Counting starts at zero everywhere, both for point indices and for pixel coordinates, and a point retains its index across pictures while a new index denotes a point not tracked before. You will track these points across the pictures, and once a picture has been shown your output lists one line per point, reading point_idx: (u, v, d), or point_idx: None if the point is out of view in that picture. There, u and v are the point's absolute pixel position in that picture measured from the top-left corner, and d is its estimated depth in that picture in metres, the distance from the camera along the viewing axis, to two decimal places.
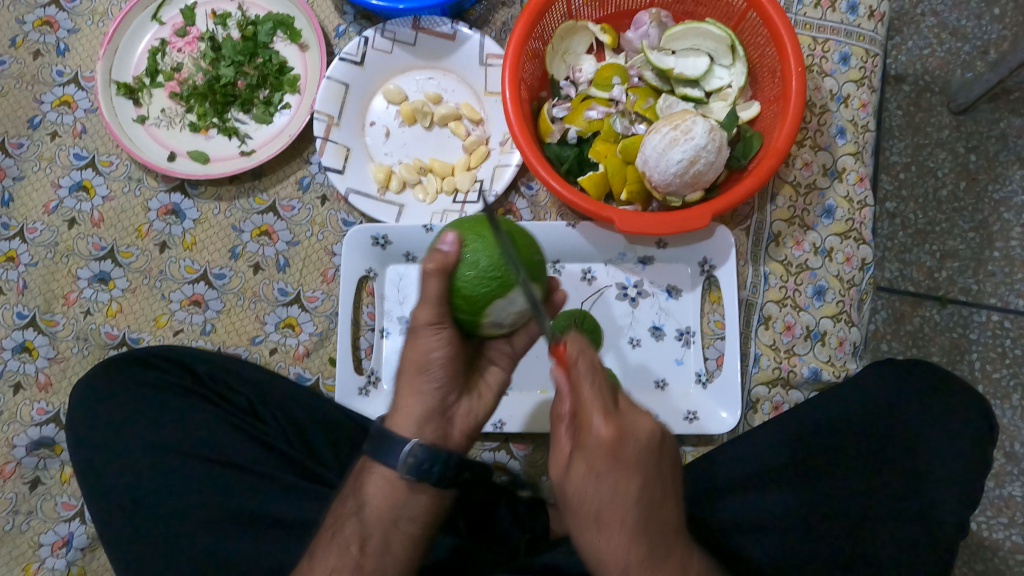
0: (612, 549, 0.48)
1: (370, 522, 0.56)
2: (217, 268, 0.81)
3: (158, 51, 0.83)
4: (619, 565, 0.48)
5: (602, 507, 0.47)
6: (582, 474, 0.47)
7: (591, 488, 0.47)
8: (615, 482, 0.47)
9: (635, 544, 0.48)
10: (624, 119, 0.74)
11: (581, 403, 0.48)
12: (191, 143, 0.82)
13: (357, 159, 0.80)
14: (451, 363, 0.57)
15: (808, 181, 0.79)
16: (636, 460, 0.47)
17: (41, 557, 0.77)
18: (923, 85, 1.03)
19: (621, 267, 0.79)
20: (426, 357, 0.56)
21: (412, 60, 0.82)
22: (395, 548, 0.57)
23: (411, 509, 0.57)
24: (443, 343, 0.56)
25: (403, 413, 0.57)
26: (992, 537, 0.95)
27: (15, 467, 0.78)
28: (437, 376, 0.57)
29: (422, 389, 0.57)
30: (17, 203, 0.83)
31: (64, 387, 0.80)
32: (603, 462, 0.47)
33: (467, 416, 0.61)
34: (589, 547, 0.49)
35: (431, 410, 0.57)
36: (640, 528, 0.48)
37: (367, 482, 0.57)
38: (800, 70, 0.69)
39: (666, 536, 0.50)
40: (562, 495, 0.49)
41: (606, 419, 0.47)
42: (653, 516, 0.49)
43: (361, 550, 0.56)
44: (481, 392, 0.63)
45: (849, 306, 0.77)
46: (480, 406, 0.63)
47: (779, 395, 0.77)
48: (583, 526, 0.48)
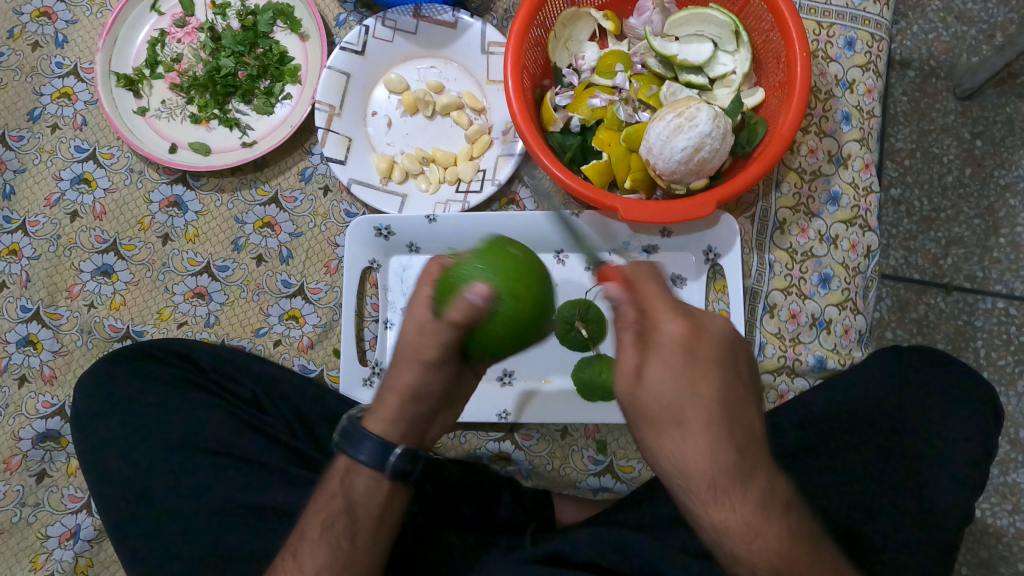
0: (697, 454, 0.45)
1: (360, 516, 0.57)
2: (220, 260, 0.81)
3: (157, 42, 0.83)
4: (708, 474, 0.45)
5: (682, 403, 0.45)
6: (656, 372, 0.46)
7: (668, 382, 0.46)
8: (692, 376, 0.46)
9: (724, 447, 0.45)
10: (628, 107, 0.73)
11: (646, 305, 0.49)
12: (193, 134, 0.82)
13: (359, 149, 0.79)
14: (441, 391, 0.61)
15: (813, 168, 0.78)
16: (710, 357, 0.47)
17: (49, 549, 0.77)
18: (929, 70, 1.02)
19: (626, 257, 0.79)
20: (411, 382, 0.59)
21: (413, 49, 0.81)
22: (381, 541, 0.58)
23: (394, 502, 0.59)
24: (443, 379, 0.59)
25: (378, 417, 0.59)
26: (996, 524, 0.95)
27: (21, 459, 0.79)
28: (419, 399, 0.60)
29: (413, 415, 0.60)
30: (19, 196, 0.83)
31: (69, 379, 0.80)
32: (677, 356, 0.46)
33: (442, 427, 0.66)
34: (671, 459, 0.46)
35: (419, 431, 0.61)
36: (726, 429, 0.45)
37: (354, 481, 0.58)
38: (805, 55, 0.68)
39: (753, 449, 0.46)
40: (638, 405, 0.47)
41: (676, 318, 0.47)
42: (738, 420, 0.46)
43: (351, 544, 0.57)
44: (455, 402, 0.67)
45: (855, 294, 0.77)
46: (451, 414, 0.67)
47: (783, 383, 0.77)
48: (663, 432, 0.46)
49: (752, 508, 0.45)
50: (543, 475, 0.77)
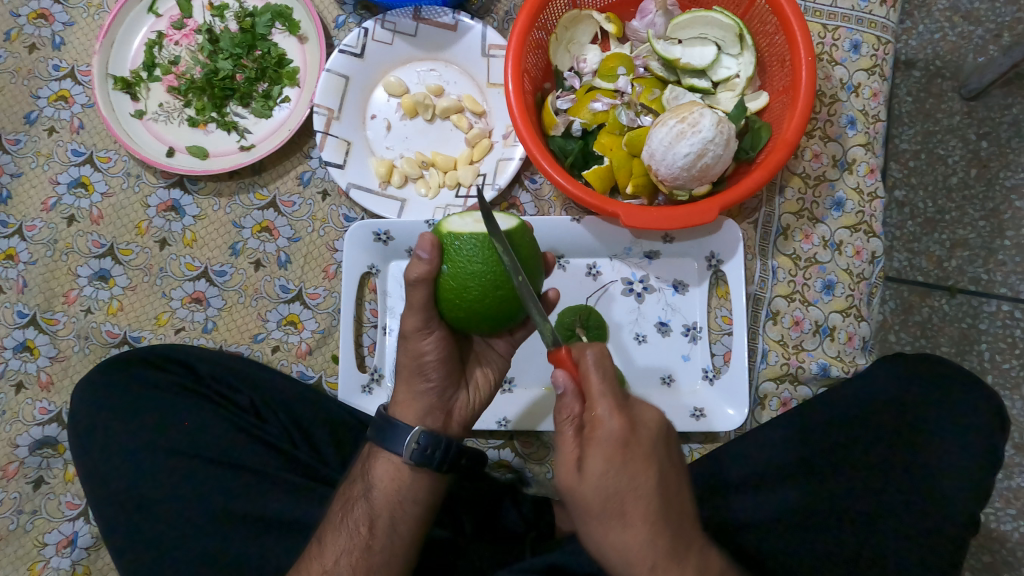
0: (634, 546, 0.46)
1: (378, 503, 0.57)
2: (218, 265, 0.80)
3: (155, 44, 0.82)
4: (649, 561, 0.47)
5: (624, 499, 0.46)
6: (598, 469, 0.46)
7: (611, 481, 0.46)
8: (632, 474, 0.46)
9: (660, 535, 0.47)
10: (630, 111, 0.71)
11: (591, 395, 0.48)
12: (190, 138, 0.81)
13: (358, 153, 0.79)
14: (444, 362, 0.58)
15: (817, 173, 0.77)
16: (648, 446, 0.48)
17: (47, 556, 0.77)
18: (934, 70, 1.01)
19: (627, 262, 0.78)
20: (418, 359, 0.58)
21: (413, 52, 0.80)
22: (402, 530, 0.57)
23: (415, 492, 0.58)
24: (435, 343, 0.57)
25: (403, 403, 0.59)
26: (1000, 529, 0.94)
27: (18, 467, 0.78)
28: (433, 378, 0.59)
29: (419, 390, 0.59)
30: (15, 200, 0.82)
31: (66, 385, 0.79)
32: (617, 454, 0.46)
33: (467, 408, 0.63)
34: (615, 547, 0.47)
35: (430, 406, 0.59)
36: (661, 517, 0.47)
37: (374, 466, 0.58)
38: (810, 60, 0.67)
39: (685, 530, 0.49)
40: (577, 498, 0.47)
41: (618, 409, 0.47)
42: (672, 504, 0.48)
43: (370, 531, 0.56)
44: (479, 385, 0.64)
45: (859, 301, 0.76)
46: (476, 399, 0.64)
47: (786, 391, 0.76)
48: (605, 524, 0.47)
49: None
50: (544, 484, 0.77)
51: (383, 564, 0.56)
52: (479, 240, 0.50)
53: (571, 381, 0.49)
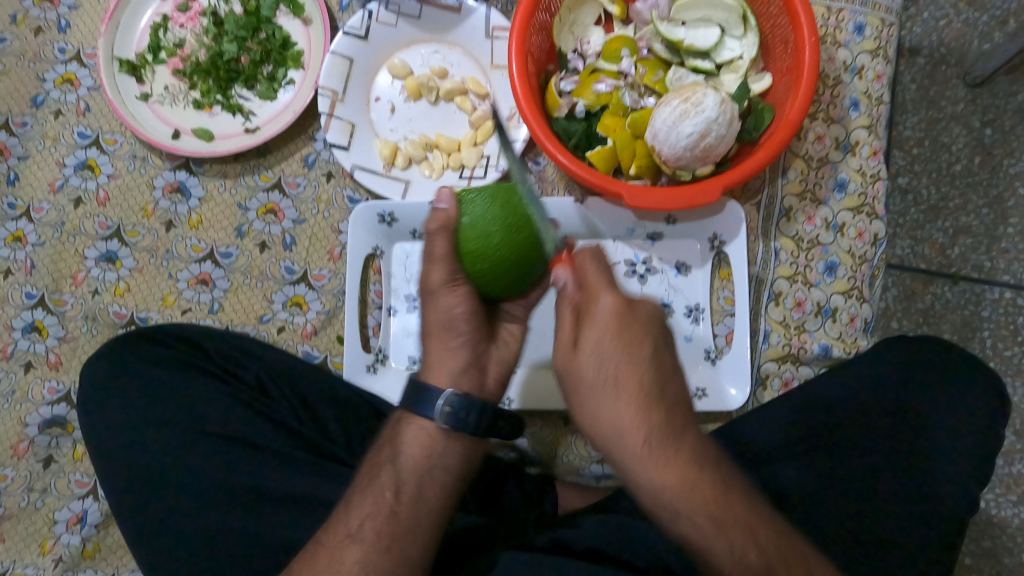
0: (625, 411, 0.48)
1: (407, 470, 0.57)
2: (223, 246, 0.81)
3: (160, 27, 0.82)
4: (641, 430, 0.47)
5: (615, 368, 0.49)
6: (593, 342, 0.50)
7: (604, 352, 0.49)
8: (623, 342, 0.49)
9: (651, 404, 0.48)
10: (633, 92, 0.73)
11: (588, 283, 0.52)
12: (196, 120, 0.82)
13: (362, 135, 0.79)
14: (474, 316, 0.59)
15: (820, 155, 0.77)
16: (641, 324, 0.50)
17: (57, 533, 0.78)
18: (938, 57, 1.00)
19: (631, 244, 0.78)
20: (448, 314, 0.58)
21: (417, 34, 0.81)
22: (428, 497, 0.57)
23: (447, 459, 0.58)
24: (462, 297, 0.58)
25: (437, 368, 0.59)
26: (1000, 514, 0.93)
27: (28, 445, 0.79)
28: (464, 331, 0.59)
29: (452, 347, 0.59)
30: (23, 182, 0.83)
31: (75, 365, 0.80)
32: (610, 322, 0.50)
33: (499, 364, 0.63)
34: (608, 419, 0.48)
35: (465, 364, 0.59)
36: (653, 389, 0.48)
37: (404, 432, 0.58)
38: (814, 41, 0.67)
39: (683, 414, 0.50)
40: (573, 371, 0.51)
41: (611, 292, 0.51)
42: (665, 383, 0.49)
43: (396, 497, 0.56)
44: (507, 340, 0.64)
45: (861, 282, 0.76)
46: (506, 354, 0.64)
47: (788, 371, 0.77)
48: (598, 392, 0.49)
49: (685, 464, 0.48)
50: (548, 463, 0.78)
51: (410, 530, 0.56)
52: (489, 195, 0.55)
53: (570, 274, 0.53)
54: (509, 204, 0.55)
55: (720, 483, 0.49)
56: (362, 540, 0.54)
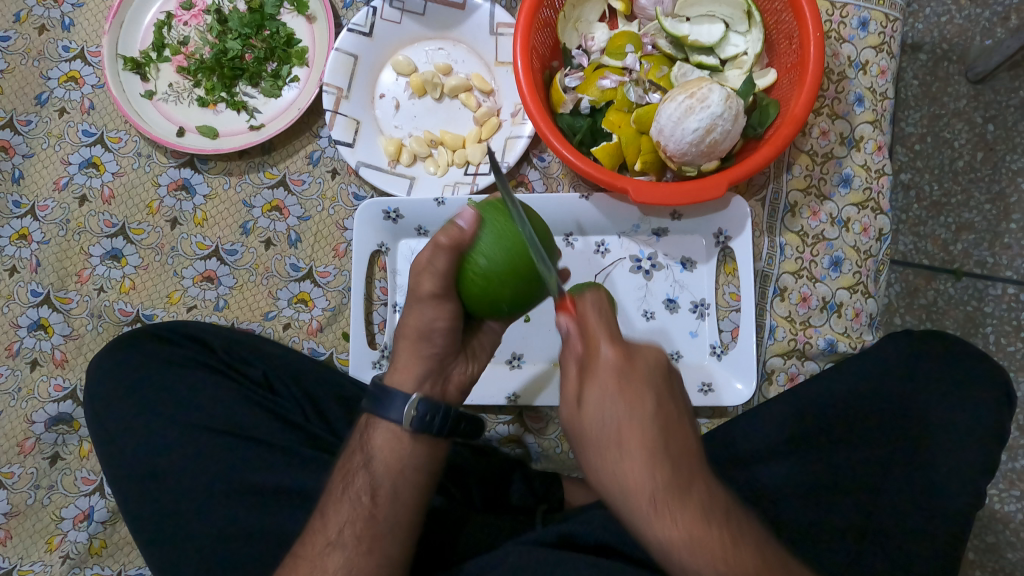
0: (630, 470, 0.45)
1: (379, 471, 0.57)
2: (229, 243, 0.81)
3: (163, 25, 0.82)
4: (647, 489, 0.45)
5: (619, 426, 0.46)
6: (595, 399, 0.48)
7: (607, 407, 0.47)
8: (626, 395, 0.47)
9: (659, 462, 0.45)
10: (638, 88, 0.73)
11: (590, 334, 0.51)
12: (200, 118, 0.82)
13: (367, 132, 0.79)
14: (451, 330, 0.60)
15: (825, 151, 0.77)
16: (644, 375, 0.48)
17: (64, 530, 0.78)
18: (940, 53, 1.00)
19: (636, 240, 0.78)
20: (429, 324, 0.59)
21: (421, 30, 0.81)
22: (404, 497, 0.57)
23: (417, 459, 0.58)
24: (447, 312, 0.59)
25: (403, 370, 0.60)
26: (1004, 509, 0.93)
27: (34, 443, 0.79)
28: (439, 342, 0.60)
29: (424, 354, 0.60)
30: (28, 180, 0.83)
31: (81, 363, 0.80)
32: (612, 377, 0.48)
33: (463, 377, 0.65)
34: (615, 478, 0.46)
35: (431, 372, 0.61)
36: (660, 445, 0.46)
37: (372, 436, 0.58)
38: (819, 36, 0.67)
39: (693, 464, 0.47)
40: (579, 430, 0.49)
41: (612, 344, 0.49)
42: (672, 436, 0.47)
43: (373, 499, 0.56)
44: (476, 354, 0.66)
45: (866, 277, 0.76)
46: (474, 366, 0.66)
47: (793, 366, 0.77)
48: (602, 450, 0.47)
49: (695, 521, 0.45)
50: (553, 458, 0.78)
51: (389, 530, 0.56)
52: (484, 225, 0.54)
53: (571, 322, 0.52)
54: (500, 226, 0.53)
55: (732, 542, 0.45)
56: (343, 545, 0.55)
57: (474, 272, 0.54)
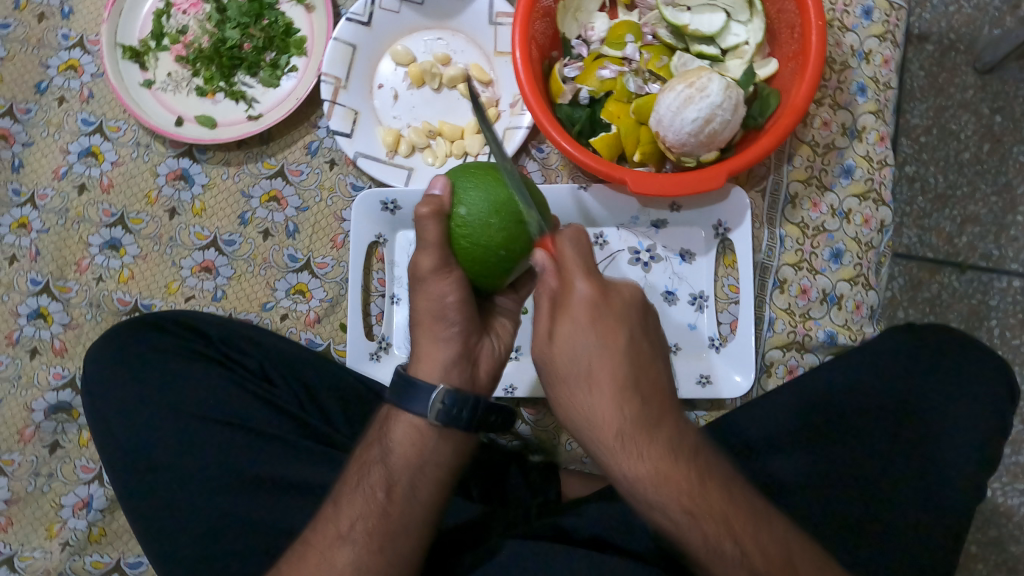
0: (598, 404, 0.50)
1: (397, 468, 0.57)
2: (227, 233, 0.81)
3: (163, 13, 0.82)
4: (614, 424, 0.50)
5: (589, 359, 0.51)
6: (568, 334, 0.52)
7: (579, 340, 0.51)
8: (599, 333, 0.51)
9: (626, 397, 0.50)
10: (638, 79, 0.72)
11: (565, 268, 0.53)
12: (199, 107, 0.81)
13: (365, 122, 0.79)
14: (465, 305, 0.60)
15: (826, 141, 0.77)
16: (615, 310, 0.52)
17: (63, 517, 0.78)
18: (947, 44, 0.97)
19: (634, 232, 0.78)
20: (439, 302, 0.59)
21: (420, 20, 0.80)
22: (421, 495, 0.57)
23: (439, 456, 0.58)
24: (455, 285, 0.59)
25: (428, 359, 0.60)
26: (1006, 503, 0.91)
27: (34, 431, 0.80)
28: (455, 322, 0.60)
29: (443, 336, 0.60)
30: (27, 168, 0.83)
31: (80, 352, 0.80)
32: (584, 315, 0.52)
33: (492, 358, 0.64)
34: (584, 411, 0.51)
35: (457, 356, 0.60)
36: (629, 384, 0.51)
37: (393, 429, 0.58)
38: (821, 25, 0.66)
39: (659, 394, 0.52)
40: (550, 363, 0.52)
41: (586, 279, 0.53)
42: (639, 373, 0.51)
43: (388, 496, 0.56)
44: (498, 333, 0.66)
45: (867, 269, 0.76)
46: (500, 346, 0.66)
47: (793, 358, 0.76)
48: (574, 383, 0.51)
49: (659, 454, 0.50)
50: (551, 450, 0.77)
51: (402, 528, 0.56)
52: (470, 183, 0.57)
53: (549, 259, 0.54)
54: (486, 179, 0.56)
55: (698, 475, 0.50)
56: (354, 541, 0.55)
57: (457, 226, 0.56)
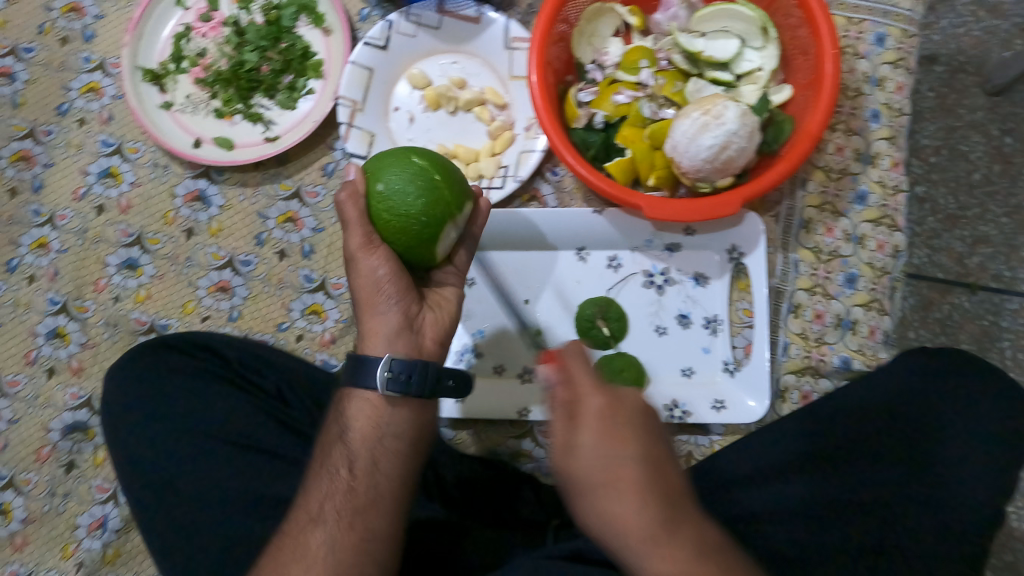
0: (623, 510, 0.45)
1: (356, 443, 0.57)
2: (243, 254, 0.81)
3: (182, 36, 0.83)
4: (641, 523, 0.45)
5: (608, 465, 0.46)
6: (583, 440, 0.48)
7: (596, 445, 0.47)
8: (615, 435, 0.47)
9: (650, 501, 0.45)
10: (653, 104, 0.73)
11: (575, 381, 0.51)
12: (216, 129, 0.82)
13: (381, 145, 0.80)
14: (398, 276, 0.57)
15: (840, 167, 0.77)
16: (632, 410, 0.49)
17: (78, 538, 0.79)
18: (957, 65, 0.96)
19: (649, 255, 0.78)
20: (373, 276, 0.56)
21: (436, 44, 0.81)
22: (384, 468, 0.57)
23: (395, 426, 0.57)
24: (382, 257, 0.56)
25: (372, 334, 0.58)
26: None
27: (51, 450, 0.80)
28: (390, 292, 0.57)
29: (382, 308, 0.58)
30: (48, 189, 0.84)
31: (96, 372, 0.81)
32: (596, 420, 0.48)
33: (437, 326, 0.61)
34: (607, 520, 0.46)
35: (399, 325, 0.58)
36: (651, 489, 0.46)
37: (348, 406, 0.58)
38: (836, 53, 0.67)
39: (681, 500, 0.47)
40: (570, 475, 0.48)
41: (597, 392, 0.49)
42: (662, 478, 0.47)
43: (352, 474, 0.56)
44: (441, 304, 0.63)
45: (882, 294, 0.76)
46: (444, 317, 0.63)
47: (807, 384, 0.76)
48: (596, 493, 0.46)
49: (691, 556, 0.45)
50: None
51: (370, 502, 0.56)
52: (379, 165, 0.56)
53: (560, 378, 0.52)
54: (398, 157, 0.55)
55: (727, 572, 0.46)
56: (325, 521, 0.56)
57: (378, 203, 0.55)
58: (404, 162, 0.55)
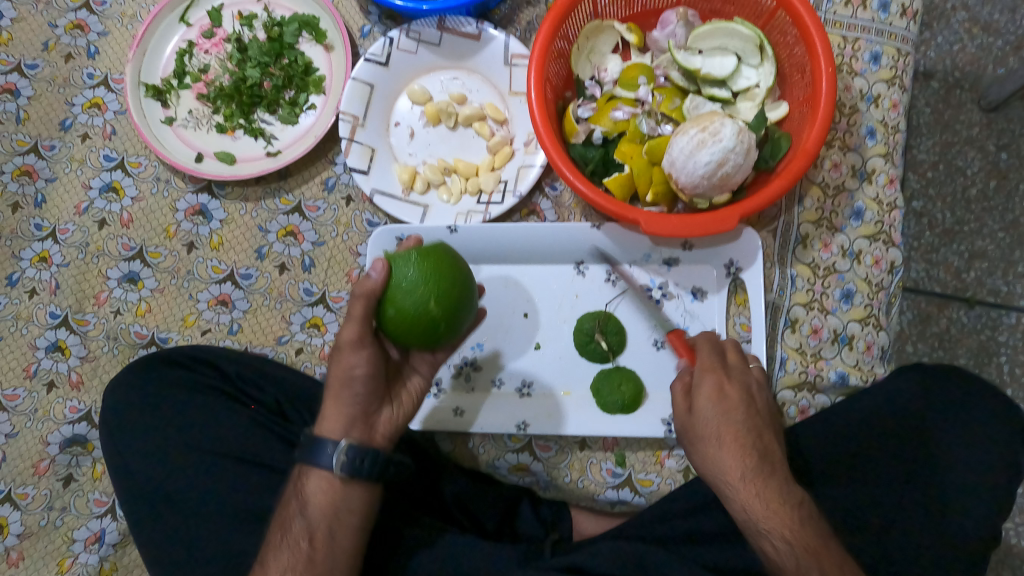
0: (727, 458, 0.59)
1: (315, 517, 0.60)
2: (244, 268, 0.82)
3: (186, 53, 0.84)
4: (739, 468, 0.58)
5: (719, 422, 0.60)
6: (701, 399, 0.61)
7: (708, 406, 0.61)
8: (724, 400, 0.61)
9: (748, 452, 0.58)
10: (651, 120, 0.73)
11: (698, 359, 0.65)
12: (218, 143, 0.83)
13: (382, 160, 0.80)
14: (371, 377, 0.62)
15: (836, 183, 0.78)
16: (737, 396, 0.61)
17: (75, 552, 0.78)
18: (953, 81, 0.98)
19: (647, 269, 0.79)
20: (348, 372, 0.61)
21: (436, 60, 0.82)
22: (341, 539, 0.60)
23: (350, 502, 0.61)
24: (364, 357, 0.61)
25: (329, 418, 0.61)
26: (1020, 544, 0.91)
27: (49, 464, 0.80)
28: (360, 389, 0.61)
29: (346, 401, 0.61)
30: (50, 204, 0.84)
31: (96, 385, 0.81)
32: (711, 385, 0.62)
33: (392, 424, 0.65)
34: (712, 461, 0.60)
35: (356, 418, 0.61)
36: (750, 442, 0.59)
37: (306, 484, 0.61)
38: (831, 72, 0.68)
39: (772, 455, 0.60)
40: (686, 424, 0.62)
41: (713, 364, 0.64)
42: (758, 435, 0.60)
43: (311, 545, 0.59)
44: (404, 403, 0.67)
45: (878, 310, 0.76)
46: (401, 414, 0.66)
47: (804, 399, 0.76)
48: (706, 441, 0.60)
49: (772, 498, 0.57)
50: (561, 488, 0.77)
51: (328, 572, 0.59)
52: (411, 258, 0.58)
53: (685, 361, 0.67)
54: (427, 260, 0.58)
55: (806, 519, 0.57)
56: None
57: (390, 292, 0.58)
58: (428, 268, 0.57)
